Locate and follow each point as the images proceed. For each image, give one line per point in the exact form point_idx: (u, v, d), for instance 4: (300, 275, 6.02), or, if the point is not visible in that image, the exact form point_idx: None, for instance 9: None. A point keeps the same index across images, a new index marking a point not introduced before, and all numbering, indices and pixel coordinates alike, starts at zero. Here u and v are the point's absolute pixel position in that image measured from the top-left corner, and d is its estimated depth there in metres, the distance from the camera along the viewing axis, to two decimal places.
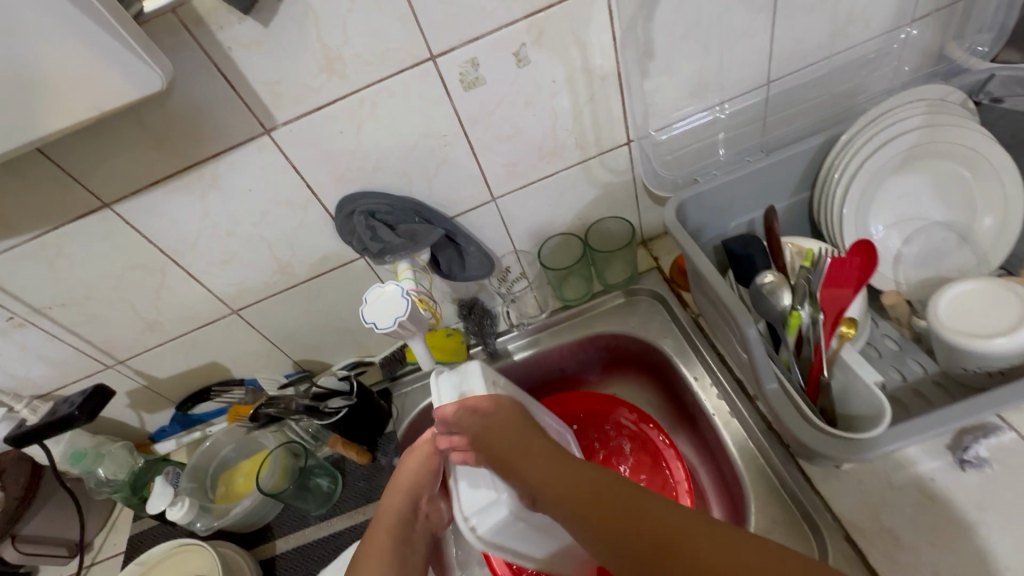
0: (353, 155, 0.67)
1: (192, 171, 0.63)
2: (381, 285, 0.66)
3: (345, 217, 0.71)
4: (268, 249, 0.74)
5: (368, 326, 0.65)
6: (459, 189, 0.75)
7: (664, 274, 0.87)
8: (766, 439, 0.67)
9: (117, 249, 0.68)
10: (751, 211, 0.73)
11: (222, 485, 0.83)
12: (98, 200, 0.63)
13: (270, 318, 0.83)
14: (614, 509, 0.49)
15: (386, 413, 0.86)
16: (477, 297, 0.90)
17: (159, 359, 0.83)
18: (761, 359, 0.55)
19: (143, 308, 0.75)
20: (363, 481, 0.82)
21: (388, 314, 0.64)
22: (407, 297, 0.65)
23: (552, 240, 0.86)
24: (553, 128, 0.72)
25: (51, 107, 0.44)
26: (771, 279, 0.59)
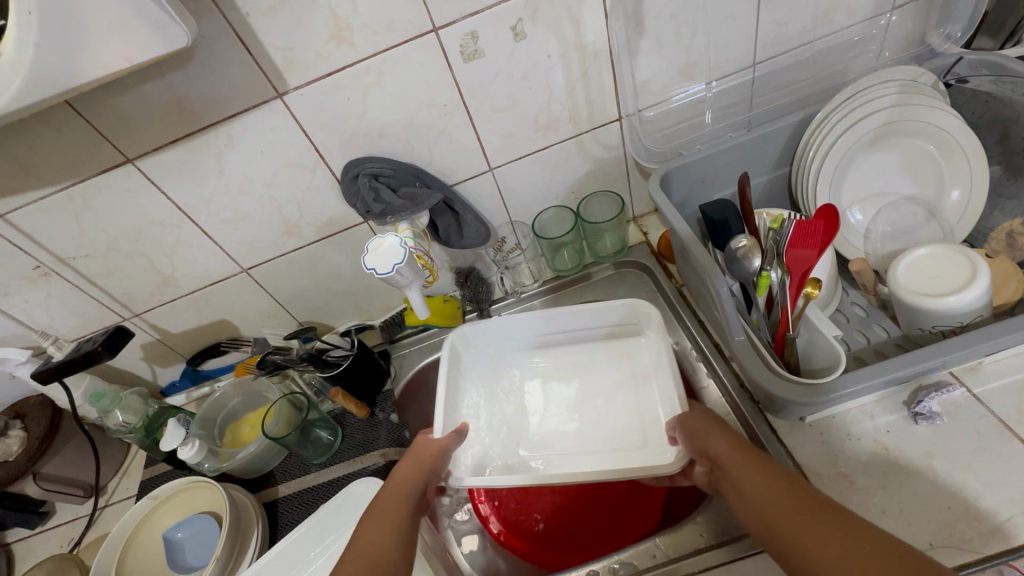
0: (359, 121, 0.72)
1: (209, 131, 0.68)
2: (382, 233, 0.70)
3: (350, 180, 0.75)
4: (277, 209, 0.78)
5: (368, 272, 0.69)
6: (458, 158, 0.79)
7: (652, 247, 0.92)
8: (738, 396, 0.71)
9: (138, 203, 0.73)
10: (732, 185, 0.77)
11: (229, 434, 0.88)
12: (122, 156, 0.68)
13: (277, 278, 0.88)
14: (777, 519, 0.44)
15: (385, 372, 0.91)
16: (474, 266, 0.95)
17: (172, 314, 0.88)
18: (730, 314, 0.60)
19: (160, 263, 0.80)
20: (361, 434, 0.86)
21: (388, 261, 0.68)
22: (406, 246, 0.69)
23: (546, 212, 0.91)
24: (548, 101, 0.76)
25: (88, 58, 0.48)
26: (743, 242, 0.63)
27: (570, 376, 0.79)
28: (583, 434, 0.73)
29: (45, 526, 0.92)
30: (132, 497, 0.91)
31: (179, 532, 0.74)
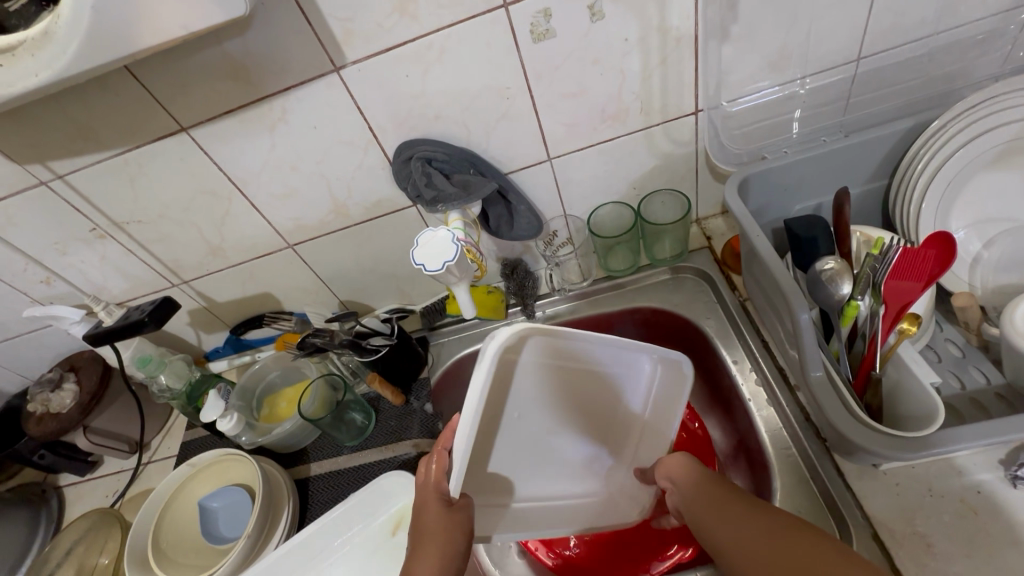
0: (416, 101, 0.68)
1: (263, 103, 0.65)
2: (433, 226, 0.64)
3: (402, 162, 0.71)
4: (326, 187, 0.76)
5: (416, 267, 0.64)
6: (516, 145, 0.74)
7: (715, 254, 0.85)
8: (801, 429, 0.65)
9: (191, 173, 0.72)
10: (818, 195, 0.69)
11: (266, 407, 0.89)
12: (177, 124, 0.66)
13: (322, 255, 0.86)
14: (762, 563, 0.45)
15: (423, 360, 0.89)
16: (521, 259, 0.91)
17: (219, 284, 0.88)
18: (809, 344, 0.53)
19: (209, 233, 0.80)
20: (394, 420, 0.86)
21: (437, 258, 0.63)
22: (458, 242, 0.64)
23: (603, 207, 0.85)
24: (620, 88, 0.70)
25: (145, 25, 0.46)
26: (832, 265, 0.55)
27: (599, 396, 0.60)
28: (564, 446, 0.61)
29: (96, 473, 0.97)
30: (173, 457, 0.94)
31: (213, 501, 0.75)
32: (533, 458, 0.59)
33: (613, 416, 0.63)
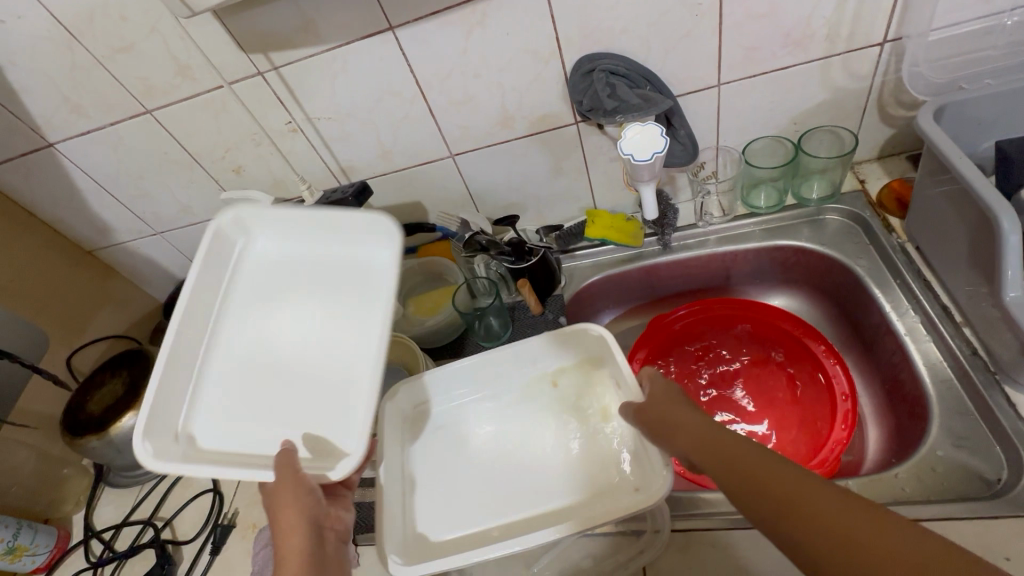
0: (608, 12, 0.70)
1: (468, 6, 0.70)
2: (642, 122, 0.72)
3: (582, 75, 0.75)
4: (500, 97, 0.81)
5: (624, 158, 0.72)
6: (690, 67, 0.76)
7: (870, 198, 0.84)
8: (966, 362, 0.65)
9: (385, 74, 0.78)
10: (1014, 133, 0.67)
11: (411, 304, 0.97)
12: (387, 24, 0.72)
13: (477, 168, 0.92)
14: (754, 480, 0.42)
15: (559, 276, 0.94)
16: (662, 189, 0.91)
17: (380, 188, 0.96)
18: (1011, 263, 0.54)
19: (384, 135, 0.87)
20: (530, 328, 0.92)
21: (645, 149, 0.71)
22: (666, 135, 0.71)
23: (758, 141, 0.86)
24: (812, 11, 0.70)
25: None
26: None
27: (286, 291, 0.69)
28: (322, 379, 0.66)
29: None
30: None
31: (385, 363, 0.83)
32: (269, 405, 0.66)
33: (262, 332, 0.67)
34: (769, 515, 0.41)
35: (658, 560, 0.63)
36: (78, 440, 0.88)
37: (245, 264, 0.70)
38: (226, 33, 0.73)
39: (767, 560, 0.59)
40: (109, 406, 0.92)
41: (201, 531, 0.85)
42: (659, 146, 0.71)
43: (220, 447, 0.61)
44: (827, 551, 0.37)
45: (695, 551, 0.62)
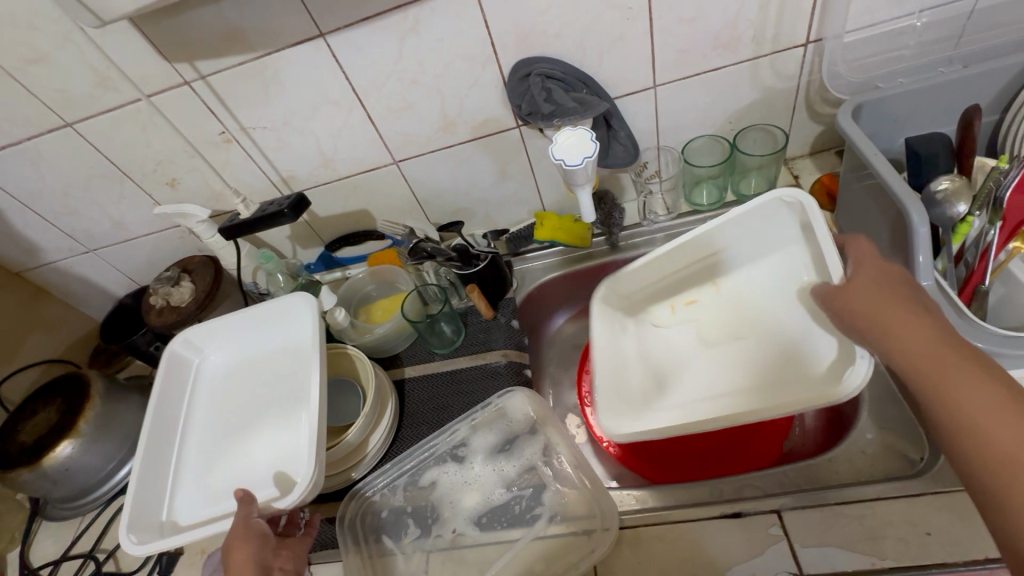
0: (541, 17, 0.71)
1: (400, 12, 0.69)
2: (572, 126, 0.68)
3: (519, 79, 0.75)
4: (441, 103, 0.80)
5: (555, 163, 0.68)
6: (625, 70, 0.77)
7: (803, 193, 0.87)
8: None
9: (320, 81, 0.76)
10: (927, 128, 0.70)
11: (362, 313, 0.96)
12: (317, 31, 0.70)
13: (423, 174, 0.91)
14: (949, 386, 0.44)
15: (510, 279, 0.95)
16: (609, 189, 0.94)
17: (324, 197, 0.94)
18: (924, 255, 0.56)
19: (324, 144, 0.85)
20: (482, 333, 0.92)
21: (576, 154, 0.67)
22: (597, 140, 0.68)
23: (698, 140, 0.88)
24: (737, 15, 0.72)
25: None
26: (946, 185, 0.58)
27: (223, 434, 0.75)
28: (273, 429, 0.74)
29: None
30: None
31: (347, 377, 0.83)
32: (226, 463, 0.73)
33: (209, 461, 0.73)
34: (970, 446, 0.42)
35: (609, 557, 0.64)
36: (10, 473, 0.83)
37: (201, 379, 0.81)
38: (147, 43, 0.70)
39: (713, 552, 0.60)
40: (42, 437, 0.86)
41: (149, 560, 0.82)
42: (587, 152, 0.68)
43: (192, 522, 0.68)
44: (1007, 478, 0.39)
45: (644, 545, 0.63)
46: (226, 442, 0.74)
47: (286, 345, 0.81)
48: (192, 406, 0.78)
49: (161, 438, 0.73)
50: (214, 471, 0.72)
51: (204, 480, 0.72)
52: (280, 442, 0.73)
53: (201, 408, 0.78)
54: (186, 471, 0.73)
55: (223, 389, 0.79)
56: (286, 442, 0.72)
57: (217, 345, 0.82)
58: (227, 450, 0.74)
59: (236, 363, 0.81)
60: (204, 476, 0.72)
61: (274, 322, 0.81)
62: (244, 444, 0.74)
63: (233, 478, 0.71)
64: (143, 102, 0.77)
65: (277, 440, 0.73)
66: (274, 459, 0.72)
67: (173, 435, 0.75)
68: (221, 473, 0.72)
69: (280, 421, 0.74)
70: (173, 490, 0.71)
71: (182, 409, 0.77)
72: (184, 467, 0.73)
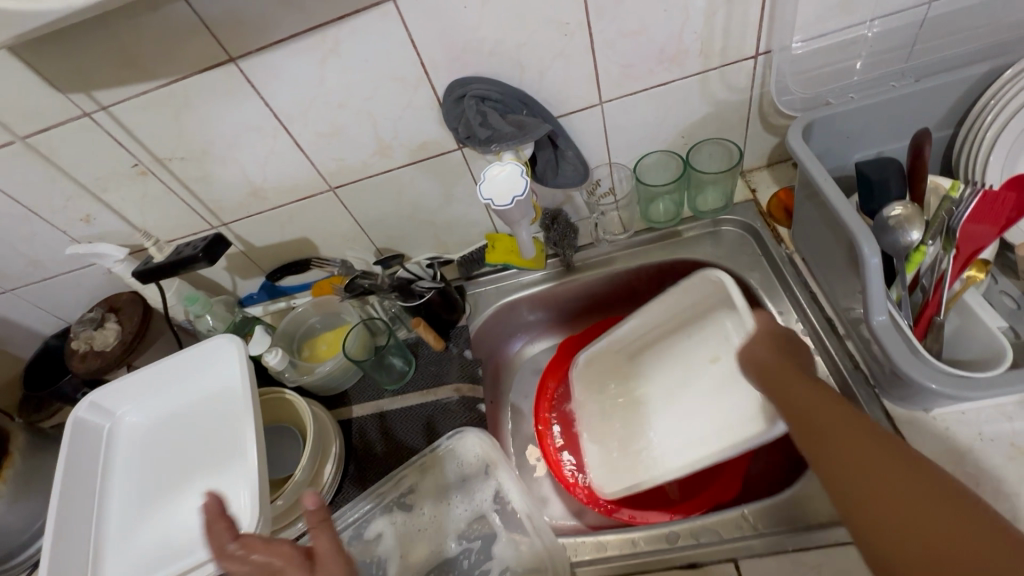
0: (472, 35, 0.65)
1: (316, 33, 0.63)
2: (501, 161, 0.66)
3: (454, 101, 0.70)
4: (373, 127, 0.74)
5: (484, 204, 0.65)
6: (568, 87, 0.72)
7: (760, 207, 0.84)
8: (849, 376, 0.66)
9: (236, 107, 0.70)
10: (880, 144, 0.67)
11: (307, 349, 0.91)
12: (227, 55, 0.64)
13: (363, 199, 0.85)
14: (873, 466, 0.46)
15: (461, 307, 0.90)
16: (562, 209, 0.89)
17: (258, 226, 0.87)
18: (875, 288, 0.53)
19: (251, 173, 0.79)
20: (434, 366, 0.87)
21: (507, 193, 0.65)
22: (527, 178, 0.65)
23: (650, 156, 0.83)
24: (682, 28, 0.67)
25: None
26: (899, 211, 0.55)
27: (148, 496, 0.70)
28: (199, 485, 0.69)
29: None
30: None
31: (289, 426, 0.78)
32: (154, 527, 0.68)
33: (135, 527, 0.68)
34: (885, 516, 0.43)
35: None
36: None
37: (120, 439, 0.76)
38: (34, 73, 0.63)
39: None
40: None
41: None
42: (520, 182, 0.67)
43: None
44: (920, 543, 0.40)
45: None
46: (152, 504, 0.69)
47: (209, 395, 0.75)
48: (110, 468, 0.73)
49: (77, 508, 0.68)
50: (139, 537, 0.67)
51: (128, 547, 0.67)
52: (209, 495, 0.68)
53: (122, 470, 0.73)
54: (109, 540, 0.68)
55: (145, 447, 0.74)
56: (214, 498, 0.68)
57: (135, 400, 0.77)
58: (154, 511, 0.69)
59: (157, 419, 0.76)
60: (131, 542, 0.67)
61: (197, 370, 0.77)
62: (171, 504, 0.69)
63: (157, 543, 0.67)
64: (32, 139, 0.70)
65: (204, 498, 0.68)
66: (203, 516, 0.67)
67: (92, 501, 0.69)
68: (147, 539, 0.67)
69: (205, 479, 0.69)
70: (98, 561, 0.66)
71: (99, 472, 0.72)
72: (109, 534, 0.68)
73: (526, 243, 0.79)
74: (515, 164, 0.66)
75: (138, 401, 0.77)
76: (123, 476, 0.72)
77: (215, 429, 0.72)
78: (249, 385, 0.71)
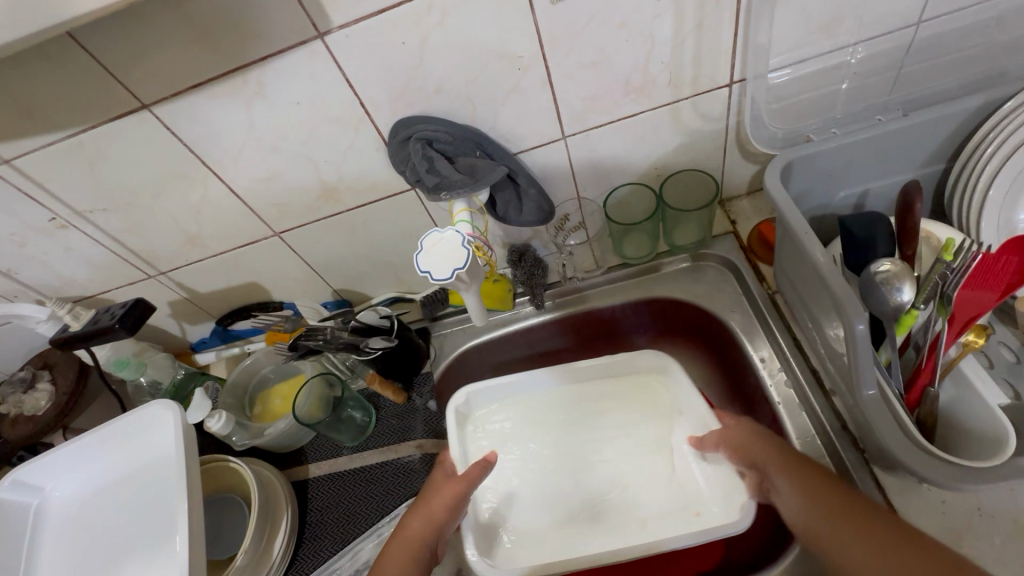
0: (414, 72, 0.59)
1: (236, 75, 0.56)
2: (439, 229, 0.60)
3: (399, 143, 0.63)
4: (314, 170, 0.68)
5: (422, 276, 0.59)
6: (526, 123, 0.66)
7: (740, 241, 0.78)
8: (836, 438, 0.60)
9: (157, 155, 0.63)
10: (867, 181, 0.62)
11: (259, 404, 0.84)
12: (138, 101, 0.57)
13: (312, 243, 0.79)
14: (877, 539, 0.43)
15: (424, 352, 0.84)
16: (530, 244, 0.83)
17: (200, 274, 0.81)
18: (864, 360, 0.47)
19: (185, 222, 0.72)
20: (395, 419, 0.81)
21: (445, 265, 0.58)
22: (469, 246, 0.59)
23: (621, 190, 0.77)
24: (647, 58, 0.61)
25: None
26: (887, 268, 0.49)
27: None
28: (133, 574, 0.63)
29: None
30: None
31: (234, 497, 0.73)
32: None
33: None
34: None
35: None
36: None
37: (47, 516, 0.69)
38: None
39: None
40: None
41: None
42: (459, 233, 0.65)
43: None
44: None
45: None
46: None
47: (144, 468, 0.69)
48: (37, 551, 0.67)
49: None
50: None
51: None
52: None
53: (50, 552, 0.67)
54: None
55: (75, 526, 0.68)
56: None
57: (63, 473, 0.70)
58: None
59: (89, 497, 0.70)
60: None
61: (130, 439, 0.70)
62: None
63: None
64: None
65: None
66: None
67: None
68: None
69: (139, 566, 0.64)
70: None
71: (24, 557, 0.66)
72: None
73: (474, 305, 0.72)
74: (456, 231, 0.61)
75: (65, 473, 0.70)
76: (51, 560, 0.66)
77: (152, 507, 0.67)
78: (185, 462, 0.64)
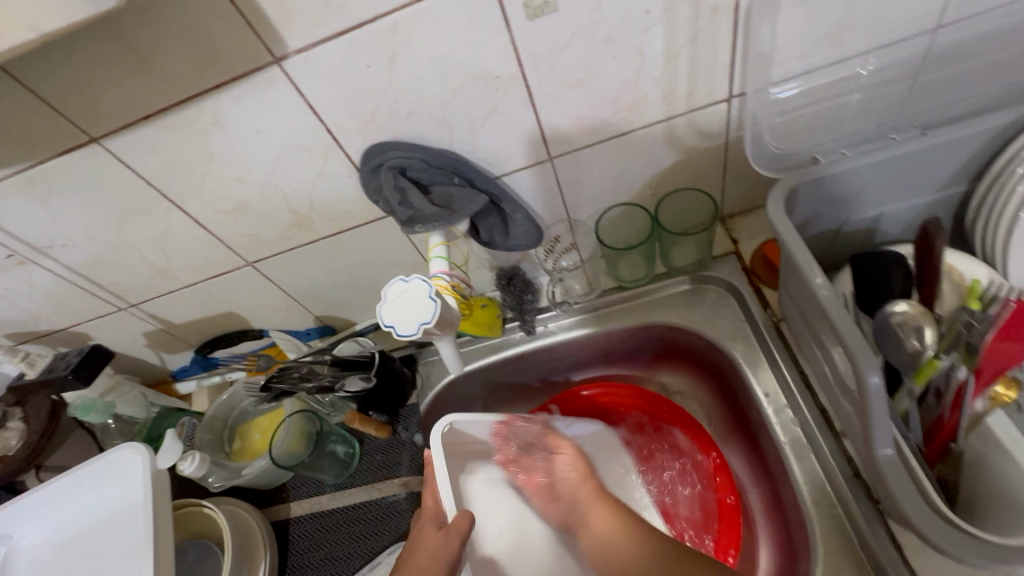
0: (383, 96, 0.54)
1: (190, 105, 0.52)
2: (404, 277, 0.57)
3: (371, 171, 0.59)
4: (284, 200, 0.64)
5: (387, 331, 0.56)
6: (508, 144, 0.61)
7: (742, 262, 0.73)
8: (847, 485, 0.56)
9: (115, 189, 0.59)
10: (880, 205, 0.56)
11: (238, 439, 0.81)
12: (86, 134, 0.53)
13: (289, 272, 0.74)
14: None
15: (409, 383, 0.79)
16: (518, 267, 0.79)
17: (173, 305, 0.77)
18: (879, 418, 0.42)
19: (152, 255, 0.68)
20: (380, 455, 0.77)
21: (411, 320, 0.55)
22: (436, 301, 0.55)
23: (613, 211, 0.72)
24: (637, 73, 0.56)
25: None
26: (905, 309, 0.45)
27: None
28: None
29: None
30: None
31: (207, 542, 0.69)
32: None
33: None
34: None
35: None
36: None
37: (13, 565, 0.66)
38: None
39: None
40: None
41: None
42: (433, 270, 0.63)
43: None
44: None
45: None
46: None
47: (110, 513, 0.66)
48: None
49: None
50: None
51: None
52: None
53: None
54: None
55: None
56: None
57: (28, 520, 0.67)
58: None
59: (58, 540, 0.67)
60: None
61: (95, 484, 0.66)
62: None
63: None
64: None
65: None
66: None
67: None
68: None
69: None
70: None
71: None
72: None
73: (450, 357, 0.73)
74: (423, 279, 0.57)
75: (29, 521, 0.67)
76: None
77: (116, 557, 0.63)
78: (153, 511, 0.61)
